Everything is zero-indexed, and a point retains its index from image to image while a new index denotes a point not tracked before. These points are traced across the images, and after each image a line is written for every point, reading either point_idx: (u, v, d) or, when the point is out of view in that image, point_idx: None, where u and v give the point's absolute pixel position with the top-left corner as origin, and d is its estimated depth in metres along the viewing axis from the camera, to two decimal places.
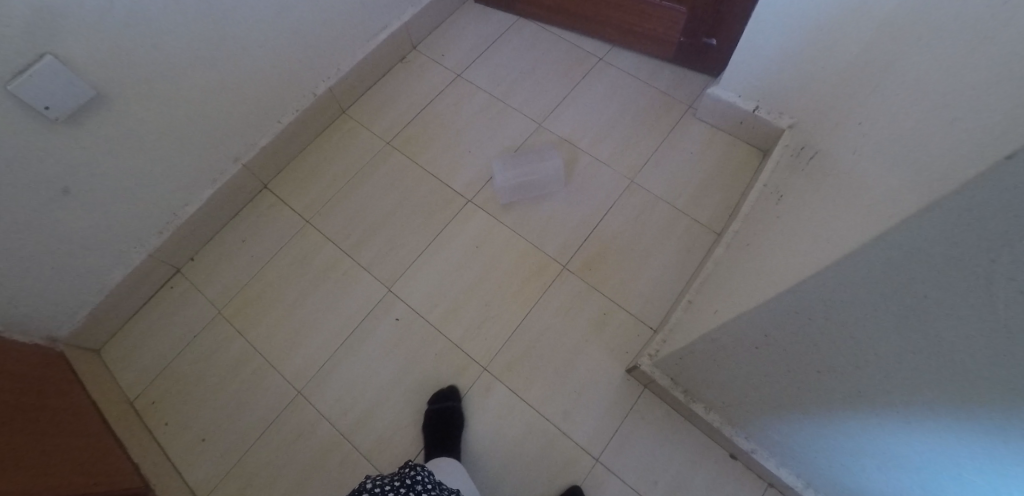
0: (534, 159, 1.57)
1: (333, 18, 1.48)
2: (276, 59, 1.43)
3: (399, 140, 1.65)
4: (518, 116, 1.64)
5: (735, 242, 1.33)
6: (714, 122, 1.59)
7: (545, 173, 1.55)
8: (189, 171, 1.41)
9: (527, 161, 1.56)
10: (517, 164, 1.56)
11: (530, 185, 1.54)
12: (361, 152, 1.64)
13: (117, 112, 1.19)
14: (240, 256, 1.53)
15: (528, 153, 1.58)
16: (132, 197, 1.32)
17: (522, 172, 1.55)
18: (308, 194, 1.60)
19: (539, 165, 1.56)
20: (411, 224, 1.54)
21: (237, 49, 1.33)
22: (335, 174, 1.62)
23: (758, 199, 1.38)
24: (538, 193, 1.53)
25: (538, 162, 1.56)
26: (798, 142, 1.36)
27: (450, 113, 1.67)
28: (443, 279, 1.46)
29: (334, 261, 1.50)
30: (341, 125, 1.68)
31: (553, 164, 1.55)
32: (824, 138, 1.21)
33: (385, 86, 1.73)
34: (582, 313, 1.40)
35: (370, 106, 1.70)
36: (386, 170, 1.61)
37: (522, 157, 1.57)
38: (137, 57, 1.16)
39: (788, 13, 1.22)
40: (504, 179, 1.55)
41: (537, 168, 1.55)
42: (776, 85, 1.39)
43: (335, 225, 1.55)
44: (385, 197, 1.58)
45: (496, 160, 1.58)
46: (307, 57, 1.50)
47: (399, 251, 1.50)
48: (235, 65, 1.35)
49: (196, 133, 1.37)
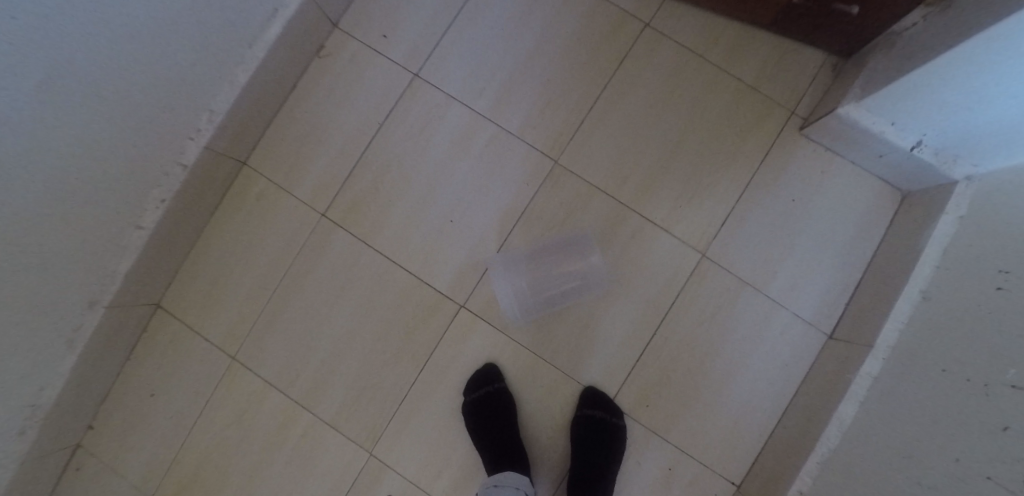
0: (559, 258, 1.02)
1: (186, 30, 0.80)
2: (103, 133, 0.78)
3: (339, 207, 1.05)
4: (520, 150, 1.04)
5: (887, 421, 0.83)
6: (837, 148, 1.03)
7: (580, 288, 1.01)
8: (31, 347, 0.86)
9: (551, 263, 1.02)
10: (533, 261, 1.02)
11: (556, 307, 1.01)
12: (287, 234, 1.05)
13: None
14: (155, 419, 1.06)
15: (551, 250, 1.02)
16: None
17: (545, 287, 1.02)
18: (225, 314, 1.06)
19: (570, 270, 1.02)
20: (382, 349, 1.03)
21: (10, 149, 0.67)
22: (256, 271, 1.05)
23: (919, 318, 0.87)
24: (568, 303, 1.01)
25: (567, 257, 1.02)
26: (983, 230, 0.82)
27: (412, 149, 1.06)
28: (438, 431, 1.01)
29: (285, 415, 1.03)
30: (247, 190, 1.06)
31: (588, 265, 1.01)
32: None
33: (300, 107, 1.07)
34: (639, 472, 0.99)
35: (284, 150, 1.07)
36: (327, 261, 1.05)
37: (543, 260, 1.02)
38: None
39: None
40: (515, 297, 1.02)
41: (567, 281, 1.02)
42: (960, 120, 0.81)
43: (274, 358, 1.04)
44: (335, 306, 1.04)
45: (499, 253, 1.03)
46: (152, 110, 0.84)
47: (372, 393, 1.02)
48: (36, 178, 0.72)
49: (20, 302, 0.79)
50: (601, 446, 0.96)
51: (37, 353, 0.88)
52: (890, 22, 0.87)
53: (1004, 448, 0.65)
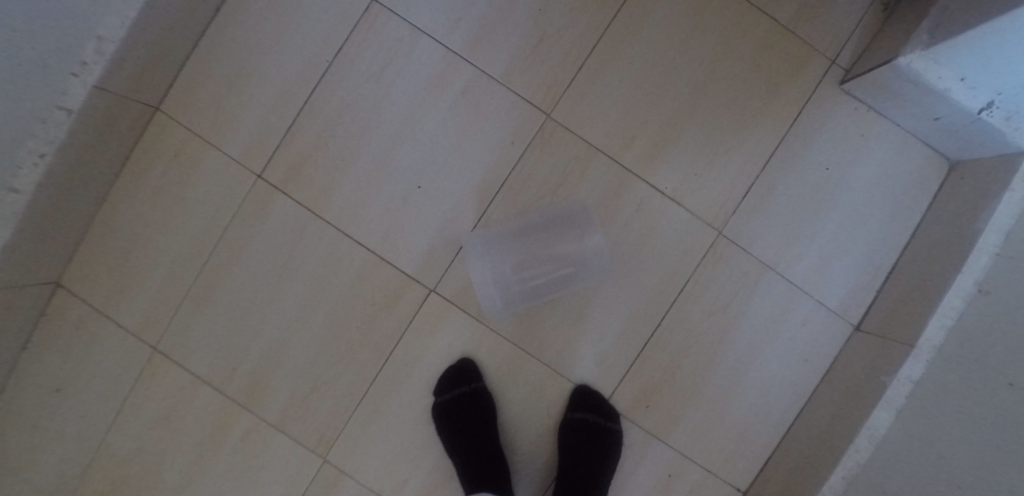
0: (549, 241, 0.86)
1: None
2: None
3: (279, 167, 0.85)
4: (503, 102, 0.85)
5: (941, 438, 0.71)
6: (882, 108, 0.86)
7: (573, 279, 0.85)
8: None
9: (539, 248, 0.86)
10: (519, 239, 0.86)
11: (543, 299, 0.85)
12: (215, 200, 0.85)
13: None
14: (54, 438, 0.86)
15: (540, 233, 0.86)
16: None
17: (530, 275, 0.86)
18: (140, 299, 0.86)
19: (560, 257, 0.85)
20: (336, 340, 0.86)
21: None
22: (178, 244, 0.86)
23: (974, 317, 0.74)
24: (560, 290, 0.85)
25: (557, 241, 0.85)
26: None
27: (370, 96, 0.85)
28: (403, 434, 0.86)
29: (219, 417, 0.86)
30: (163, 143, 0.85)
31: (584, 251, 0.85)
32: None
33: (225, 38, 0.85)
34: (635, 480, 0.87)
35: (207, 93, 0.85)
36: (266, 234, 0.86)
37: (530, 245, 0.86)
38: None
39: None
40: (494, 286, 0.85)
41: (557, 269, 0.85)
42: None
43: (204, 349, 0.86)
44: (278, 288, 0.86)
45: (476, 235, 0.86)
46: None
47: (325, 391, 0.86)
48: None
49: None
50: (593, 448, 0.84)
51: None
52: None
53: None
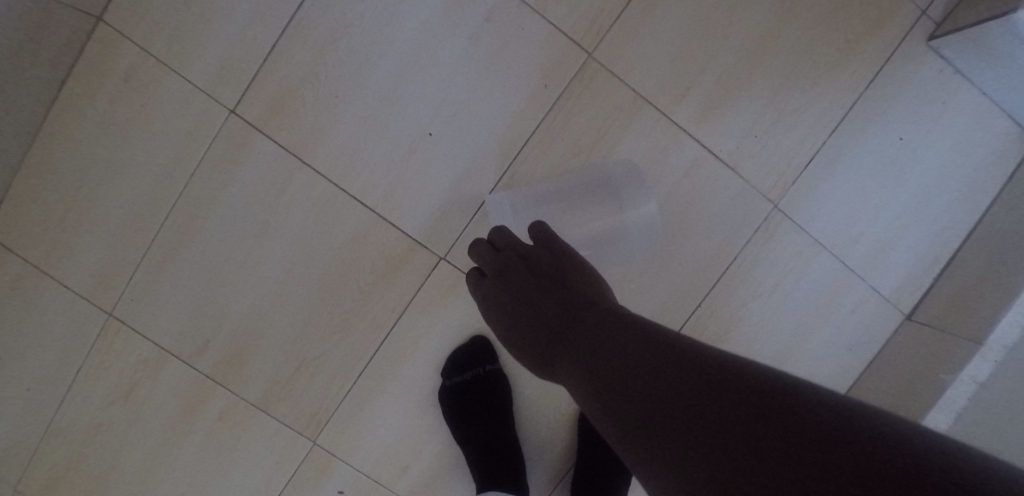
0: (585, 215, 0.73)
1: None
2: None
3: (257, 102, 0.70)
4: (536, 35, 0.70)
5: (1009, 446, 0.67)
6: (972, 71, 0.75)
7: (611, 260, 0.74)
8: None
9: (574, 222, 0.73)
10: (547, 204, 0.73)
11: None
12: (176, 140, 0.70)
13: None
14: None
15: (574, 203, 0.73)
16: None
17: None
18: (88, 257, 0.71)
19: (597, 233, 0.73)
20: (327, 312, 0.74)
21: None
22: (134, 190, 0.71)
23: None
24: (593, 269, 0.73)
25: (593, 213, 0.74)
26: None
27: (372, 17, 0.69)
28: (405, 417, 0.76)
29: (190, 395, 0.74)
30: (107, 65, 0.68)
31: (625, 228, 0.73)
32: None
33: None
34: None
35: (163, 3, 0.68)
36: (244, 184, 0.71)
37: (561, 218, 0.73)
38: None
39: None
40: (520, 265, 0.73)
41: (594, 247, 0.73)
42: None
43: (170, 316, 0.73)
44: (258, 250, 0.73)
45: (497, 200, 0.73)
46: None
47: (315, 369, 0.75)
48: None
49: None
50: None
51: None
52: None
53: None
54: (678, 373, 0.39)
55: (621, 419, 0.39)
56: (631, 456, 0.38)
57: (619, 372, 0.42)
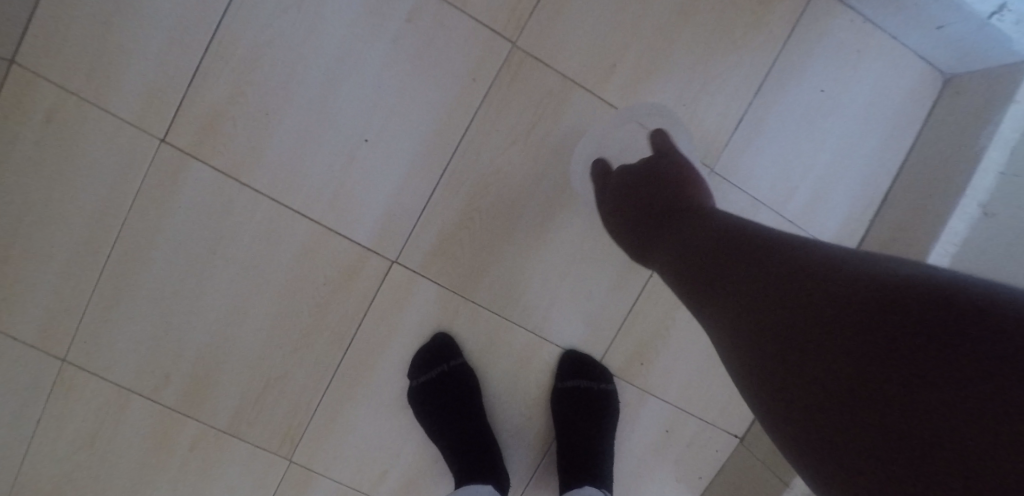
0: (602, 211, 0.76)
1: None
2: None
3: (187, 128, 0.69)
4: (458, 30, 0.71)
5: None
6: (880, 20, 0.78)
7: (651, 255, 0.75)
8: None
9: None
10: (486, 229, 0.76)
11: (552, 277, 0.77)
12: (108, 175, 0.69)
13: None
14: None
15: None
16: None
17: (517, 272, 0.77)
18: (31, 304, 0.70)
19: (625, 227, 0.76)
20: (286, 330, 0.74)
21: None
22: (70, 232, 0.70)
23: (971, 259, 0.71)
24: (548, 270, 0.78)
25: (538, 199, 0.76)
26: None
27: (292, 31, 0.69)
28: (379, 424, 0.77)
29: (156, 430, 0.74)
30: (25, 106, 0.67)
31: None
32: None
33: None
34: (631, 440, 0.83)
35: (77, 36, 0.66)
36: (183, 212, 0.70)
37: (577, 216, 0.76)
38: None
39: None
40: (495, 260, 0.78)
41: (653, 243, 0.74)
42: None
43: (124, 355, 0.72)
44: (207, 277, 0.72)
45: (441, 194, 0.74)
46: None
47: (282, 387, 0.75)
48: None
49: None
50: (590, 418, 0.78)
51: None
52: None
53: None
54: (749, 244, 0.44)
55: (700, 280, 0.46)
56: (703, 305, 0.44)
57: (687, 255, 0.49)
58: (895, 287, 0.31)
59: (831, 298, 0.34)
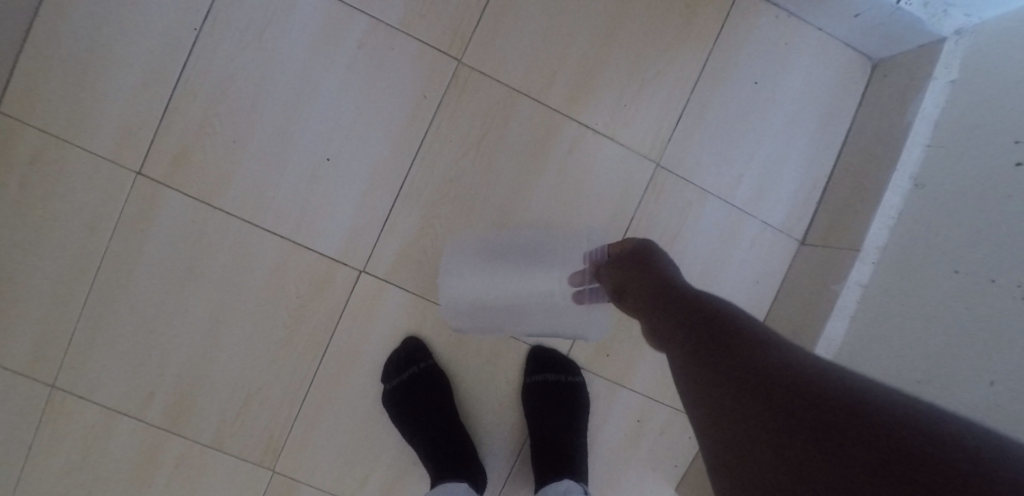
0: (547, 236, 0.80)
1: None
2: None
3: (160, 159, 0.74)
4: (408, 52, 0.77)
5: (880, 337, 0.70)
6: (804, 13, 0.83)
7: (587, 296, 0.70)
8: None
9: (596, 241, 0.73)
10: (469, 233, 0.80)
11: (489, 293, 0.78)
12: (88, 209, 0.74)
13: None
14: None
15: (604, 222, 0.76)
16: None
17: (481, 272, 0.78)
18: (21, 333, 0.74)
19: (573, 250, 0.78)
20: (263, 345, 0.78)
21: None
22: (56, 263, 0.74)
23: (903, 228, 0.74)
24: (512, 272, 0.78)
25: (494, 204, 0.80)
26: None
27: (254, 63, 0.75)
28: (357, 430, 0.80)
29: (142, 449, 0.77)
30: (12, 148, 0.72)
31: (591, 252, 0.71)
32: None
33: (63, 17, 0.72)
34: (605, 432, 0.85)
35: (57, 83, 0.73)
36: (160, 238, 0.75)
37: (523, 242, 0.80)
38: None
39: None
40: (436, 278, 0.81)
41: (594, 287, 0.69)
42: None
43: (110, 378, 0.76)
44: (186, 297, 0.76)
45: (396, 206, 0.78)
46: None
47: (261, 400, 0.78)
48: None
49: None
50: (562, 413, 0.81)
51: None
52: None
53: None
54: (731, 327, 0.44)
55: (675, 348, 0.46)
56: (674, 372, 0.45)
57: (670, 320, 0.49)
58: (893, 426, 0.31)
59: (810, 414, 0.34)
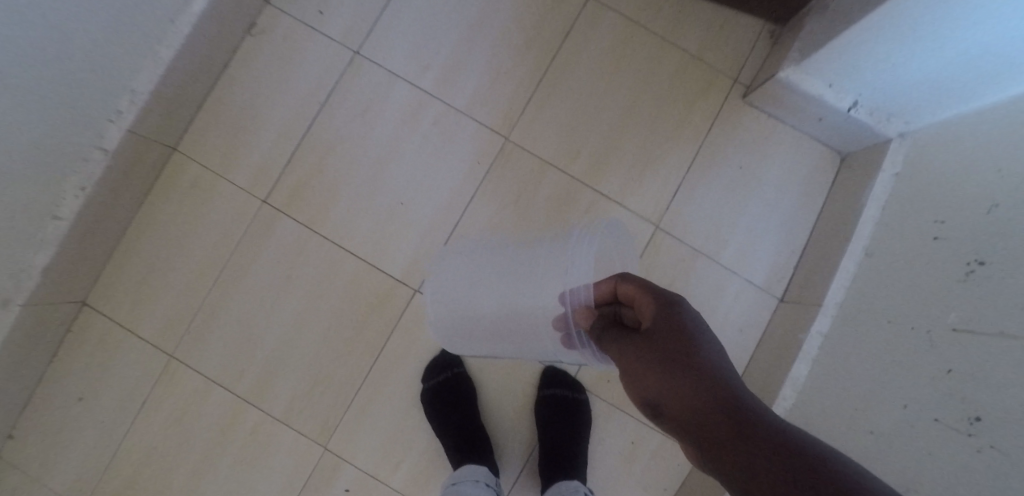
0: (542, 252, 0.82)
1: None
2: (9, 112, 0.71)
3: (280, 193, 1.00)
4: (469, 128, 1.02)
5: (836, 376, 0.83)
6: (781, 116, 1.04)
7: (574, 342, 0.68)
8: None
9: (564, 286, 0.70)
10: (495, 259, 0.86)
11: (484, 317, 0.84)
12: (223, 226, 1.00)
13: None
14: (76, 439, 0.99)
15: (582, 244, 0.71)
16: None
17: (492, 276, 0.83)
18: (159, 312, 1.00)
19: None
20: (332, 341, 0.98)
21: None
22: (195, 264, 1.00)
23: (857, 288, 0.88)
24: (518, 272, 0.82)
25: None
26: (956, 168, 0.79)
27: (357, 130, 1.02)
28: (397, 421, 0.97)
29: (230, 415, 0.98)
30: (179, 177, 1.00)
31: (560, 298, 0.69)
32: (986, 229, 0.70)
33: (231, 89, 1.02)
34: (604, 449, 0.99)
35: (219, 134, 1.01)
36: (270, 250, 1.00)
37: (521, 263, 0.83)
38: None
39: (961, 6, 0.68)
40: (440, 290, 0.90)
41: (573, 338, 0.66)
42: (970, 61, 0.74)
43: (216, 355, 0.99)
44: (281, 298, 0.99)
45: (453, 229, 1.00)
46: (42, 64, 0.71)
47: (325, 387, 0.98)
48: None
49: None
50: (567, 424, 0.95)
51: None
52: None
53: (948, 390, 0.66)
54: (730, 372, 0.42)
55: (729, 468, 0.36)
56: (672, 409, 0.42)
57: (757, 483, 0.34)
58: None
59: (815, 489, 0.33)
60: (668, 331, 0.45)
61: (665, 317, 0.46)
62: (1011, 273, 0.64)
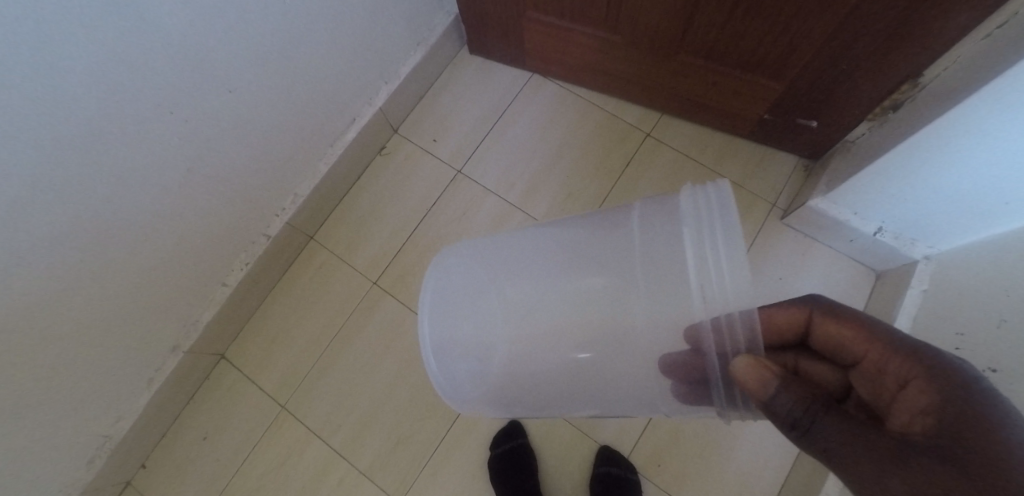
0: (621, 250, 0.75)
1: (283, 119, 1.02)
2: (216, 205, 1.00)
3: (388, 277, 1.24)
4: None
5: None
6: (816, 235, 1.20)
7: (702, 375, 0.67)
8: (126, 372, 1.03)
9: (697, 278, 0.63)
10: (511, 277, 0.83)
11: (548, 350, 0.79)
12: (340, 299, 1.23)
13: (35, 344, 0.82)
14: (195, 473, 1.16)
15: (699, 229, 0.63)
16: (68, 431, 0.97)
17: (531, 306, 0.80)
18: (279, 368, 1.21)
19: None
20: (416, 405, 1.15)
21: (172, 208, 0.92)
22: (313, 330, 1.22)
23: None
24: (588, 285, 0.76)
25: None
26: (972, 290, 0.90)
27: (453, 230, 1.26)
28: (464, 484, 1.09)
29: (322, 463, 1.13)
30: (311, 259, 1.26)
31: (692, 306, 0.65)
32: (996, 342, 0.80)
33: (360, 195, 1.30)
34: None
35: (346, 228, 1.28)
36: (375, 323, 1.21)
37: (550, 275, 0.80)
38: (59, 266, 0.79)
39: (948, 161, 0.83)
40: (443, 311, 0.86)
41: (715, 386, 0.62)
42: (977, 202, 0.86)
43: (319, 409, 1.17)
44: (378, 364, 1.18)
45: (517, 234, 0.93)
46: (245, 173, 1.02)
47: (405, 446, 1.12)
48: (172, 229, 0.94)
49: (131, 329, 0.99)
50: None
51: (126, 381, 1.05)
52: (843, 132, 1.08)
53: None
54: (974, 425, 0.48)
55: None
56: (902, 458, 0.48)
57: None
58: None
59: None
60: (955, 427, 0.48)
61: (942, 392, 0.50)
62: (1017, 380, 0.73)
